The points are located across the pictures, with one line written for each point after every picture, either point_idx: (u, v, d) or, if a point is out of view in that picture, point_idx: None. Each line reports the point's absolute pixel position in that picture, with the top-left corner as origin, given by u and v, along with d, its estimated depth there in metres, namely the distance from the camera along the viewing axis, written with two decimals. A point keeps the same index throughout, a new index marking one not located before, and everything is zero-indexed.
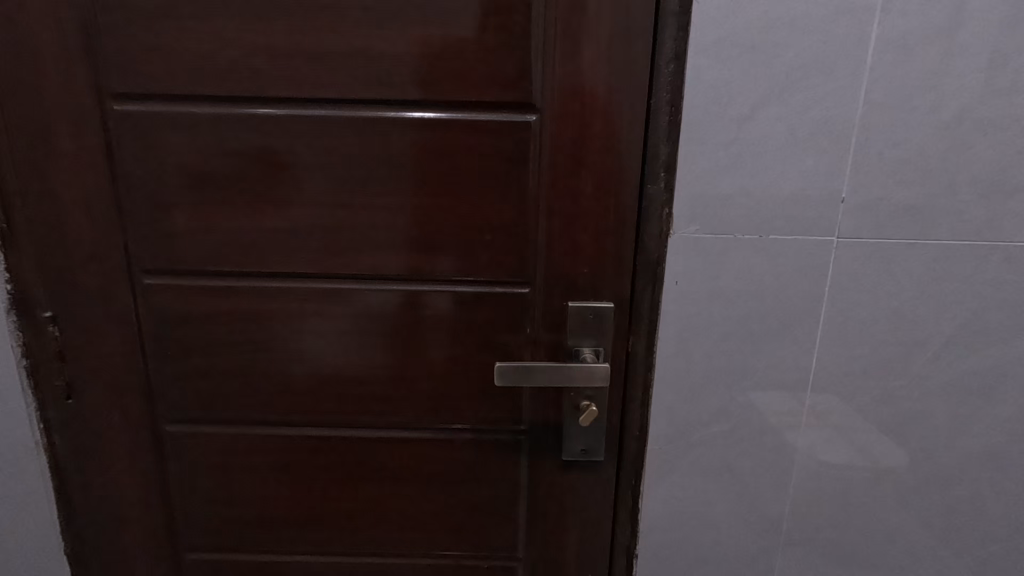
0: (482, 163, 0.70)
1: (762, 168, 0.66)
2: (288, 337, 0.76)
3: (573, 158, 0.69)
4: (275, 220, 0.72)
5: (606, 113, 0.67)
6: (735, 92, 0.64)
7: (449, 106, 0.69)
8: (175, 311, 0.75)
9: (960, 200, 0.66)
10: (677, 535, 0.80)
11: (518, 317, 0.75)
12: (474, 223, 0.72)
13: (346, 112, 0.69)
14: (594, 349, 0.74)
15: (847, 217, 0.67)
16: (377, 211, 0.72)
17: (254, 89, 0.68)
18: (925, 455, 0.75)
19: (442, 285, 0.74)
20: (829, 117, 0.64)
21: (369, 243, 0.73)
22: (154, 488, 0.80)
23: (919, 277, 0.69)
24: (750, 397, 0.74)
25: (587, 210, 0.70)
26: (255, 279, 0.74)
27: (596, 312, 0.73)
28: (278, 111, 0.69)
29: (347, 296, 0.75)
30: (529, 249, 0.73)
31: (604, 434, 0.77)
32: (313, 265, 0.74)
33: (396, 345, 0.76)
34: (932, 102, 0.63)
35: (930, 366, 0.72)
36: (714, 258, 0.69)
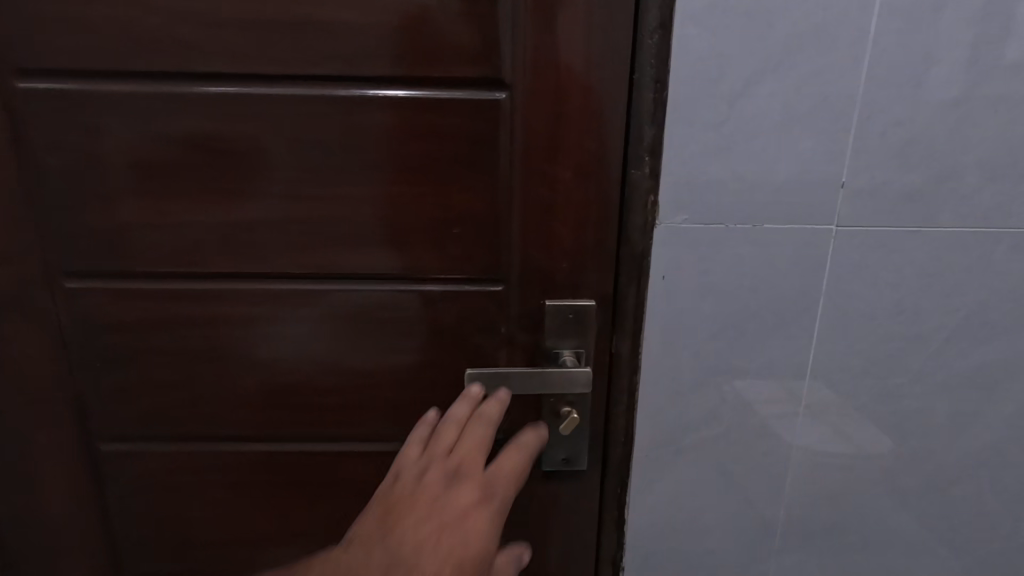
0: (449, 148, 0.63)
1: (756, 150, 0.60)
2: (236, 343, 0.69)
3: (548, 141, 0.62)
4: (219, 215, 0.65)
5: (585, 91, 0.61)
6: (726, 66, 0.58)
7: (409, 84, 0.62)
8: (108, 318, 0.67)
9: (967, 184, 0.61)
10: (666, 544, 0.75)
11: (491, 317, 0.69)
12: (443, 215, 0.65)
13: (295, 91, 0.61)
14: (575, 351, 0.69)
15: (847, 204, 0.62)
16: (332, 202, 0.65)
17: (186, 65, 0.60)
18: (926, 455, 0.71)
19: (410, 284, 0.68)
20: (828, 93, 0.58)
21: (327, 239, 0.66)
22: (96, 512, 0.73)
23: (923, 267, 0.64)
24: (744, 398, 0.69)
25: (565, 198, 0.64)
26: (199, 280, 0.67)
27: (577, 310, 0.67)
28: (214, 89, 0.61)
29: (303, 297, 0.68)
30: (503, 243, 0.66)
31: (587, 441, 0.72)
32: (262, 264, 0.66)
33: (359, 350, 0.69)
34: (939, 76, 0.58)
35: (932, 362, 0.67)
36: (704, 250, 0.63)
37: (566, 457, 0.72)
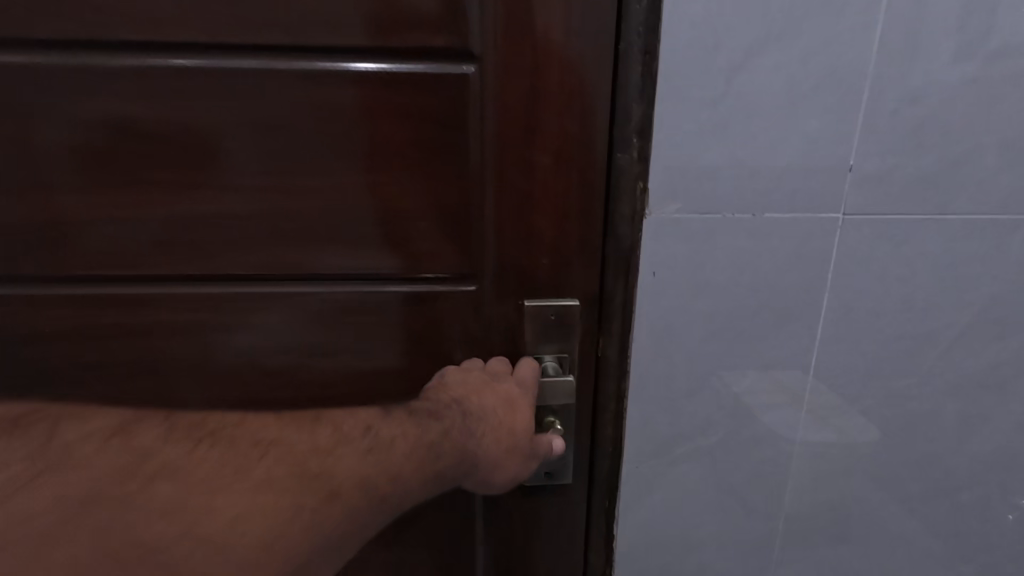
0: (412, 131, 0.56)
1: (756, 131, 0.54)
2: (175, 355, 0.61)
3: (524, 121, 0.55)
4: (147, 209, 0.57)
5: (565, 65, 0.54)
6: (724, 35, 0.51)
7: (363, 57, 0.54)
8: (27, 326, 0.59)
9: (985, 167, 0.55)
10: (657, 560, 0.70)
11: (464, 320, 0.62)
12: (409, 207, 0.58)
13: (231, 66, 0.53)
14: (557, 356, 0.63)
15: (855, 190, 0.56)
16: (279, 193, 0.57)
17: (99, 34, 0.52)
18: (934, 459, 0.66)
19: (372, 285, 0.60)
20: (836, 65, 0.52)
21: (275, 235, 0.58)
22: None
23: (935, 259, 0.58)
24: (741, 404, 0.64)
25: (544, 186, 0.57)
26: (129, 283, 0.59)
27: (559, 311, 0.61)
28: (133, 62, 0.53)
29: (251, 301, 0.60)
30: (476, 238, 0.59)
31: (571, 453, 0.66)
32: (201, 264, 0.59)
33: (317, 359, 0.62)
34: (958, 46, 0.52)
35: (942, 361, 0.62)
36: (699, 243, 0.57)
37: (548, 472, 0.66)
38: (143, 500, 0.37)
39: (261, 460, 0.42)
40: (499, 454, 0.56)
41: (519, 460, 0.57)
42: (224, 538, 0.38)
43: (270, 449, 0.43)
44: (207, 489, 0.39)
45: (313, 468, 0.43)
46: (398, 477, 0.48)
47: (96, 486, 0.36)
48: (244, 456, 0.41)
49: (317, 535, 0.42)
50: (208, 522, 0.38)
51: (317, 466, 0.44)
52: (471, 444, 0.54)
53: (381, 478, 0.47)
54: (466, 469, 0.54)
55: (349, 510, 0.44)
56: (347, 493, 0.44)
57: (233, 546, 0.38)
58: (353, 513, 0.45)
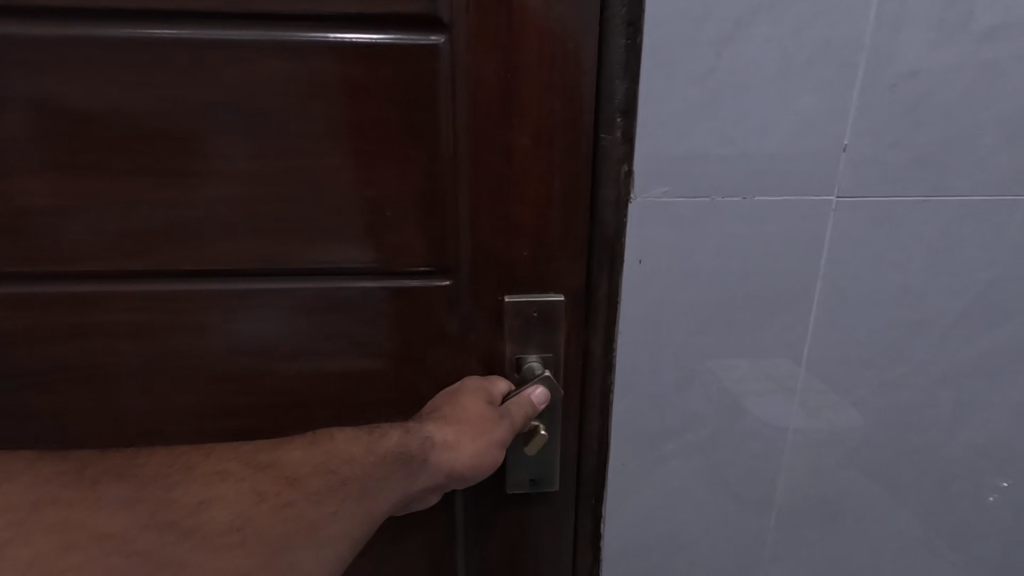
0: (379, 112, 0.51)
1: (747, 109, 0.50)
2: (122, 359, 0.56)
3: (499, 97, 0.51)
4: (87, 198, 0.52)
5: (543, 38, 0.50)
6: (712, 4, 0.48)
7: (321, 26, 0.49)
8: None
9: (983, 146, 0.53)
10: (645, 560, 0.67)
11: (438, 316, 0.58)
12: (376, 196, 0.53)
13: (174, 40, 0.48)
14: (542, 357, 0.59)
15: (849, 172, 0.53)
16: (231, 179, 0.52)
17: (29, 9, 0.47)
18: (927, 449, 0.64)
19: (338, 279, 0.56)
20: (831, 37, 0.49)
21: (229, 226, 0.53)
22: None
23: (931, 243, 0.56)
24: (731, 397, 0.61)
25: (523, 170, 0.53)
26: (69, 282, 0.54)
27: (542, 308, 0.58)
28: (66, 33, 0.48)
29: (205, 301, 0.55)
30: (451, 229, 0.55)
31: (558, 461, 0.63)
32: (148, 259, 0.54)
33: (279, 360, 0.58)
34: (957, 17, 0.49)
35: (936, 349, 0.60)
36: (687, 228, 0.54)
37: (533, 479, 0.63)
38: (103, 496, 0.43)
39: (210, 458, 0.49)
40: (446, 432, 0.54)
41: (478, 430, 0.55)
42: (192, 523, 0.45)
43: (219, 449, 0.50)
44: (161, 487, 0.45)
45: (264, 460, 0.50)
46: (348, 459, 0.51)
47: (57, 490, 0.42)
48: (193, 457, 0.48)
49: (284, 515, 0.48)
50: (173, 510, 0.45)
51: (269, 458, 0.50)
52: (412, 428, 0.54)
53: (331, 460, 0.51)
54: (418, 449, 0.53)
55: (306, 493, 0.49)
56: (304, 477, 0.50)
57: (205, 526, 0.45)
58: (313, 497, 0.49)
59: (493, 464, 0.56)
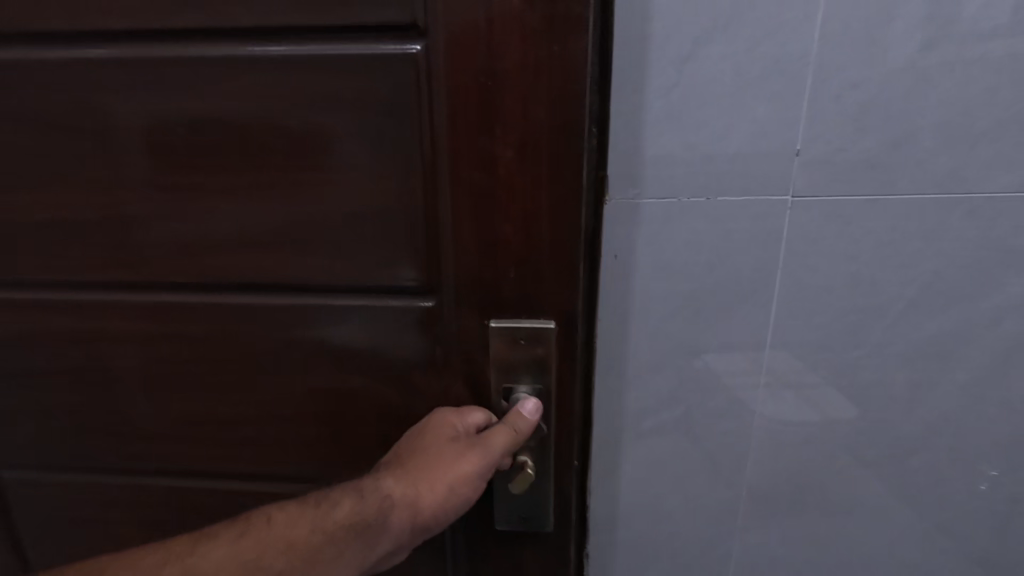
0: (369, 125, 0.55)
1: (709, 118, 0.57)
2: (164, 345, 0.65)
3: (480, 110, 0.54)
4: (133, 206, 0.60)
5: (519, 55, 0.52)
6: (673, 26, 0.54)
7: (316, 40, 0.54)
8: (40, 324, 0.65)
9: (923, 148, 0.59)
10: (626, 530, 0.74)
11: (427, 319, 0.61)
12: (367, 206, 0.58)
13: (198, 64, 0.55)
14: (532, 387, 0.61)
15: (802, 173, 0.59)
16: (246, 189, 0.58)
17: (84, 48, 0.56)
18: (885, 426, 0.70)
19: (335, 284, 0.61)
20: (782, 53, 0.55)
21: (244, 230, 0.60)
22: (56, 512, 0.74)
23: (879, 237, 0.62)
24: (702, 377, 0.67)
25: (507, 181, 0.56)
26: (121, 286, 0.63)
27: (528, 334, 0.60)
28: (115, 61, 0.56)
29: (230, 308, 0.63)
30: (437, 239, 0.58)
31: (548, 498, 0.66)
32: (184, 261, 0.62)
33: (289, 353, 0.64)
34: (895, 34, 0.55)
35: (890, 334, 0.66)
36: (658, 227, 0.60)
37: (524, 518, 0.66)
38: None
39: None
40: (406, 487, 0.56)
41: (441, 477, 0.57)
42: None
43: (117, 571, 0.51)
44: None
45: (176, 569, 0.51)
46: (283, 546, 0.54)
47: None
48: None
49: None
50: None
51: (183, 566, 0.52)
52: (368, 491, 0.56)
53: (264, 551, 0.54)
54: (374, 512, 0.55)
55: None
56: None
57: None
58: None
59: (466, 498, 0.58)
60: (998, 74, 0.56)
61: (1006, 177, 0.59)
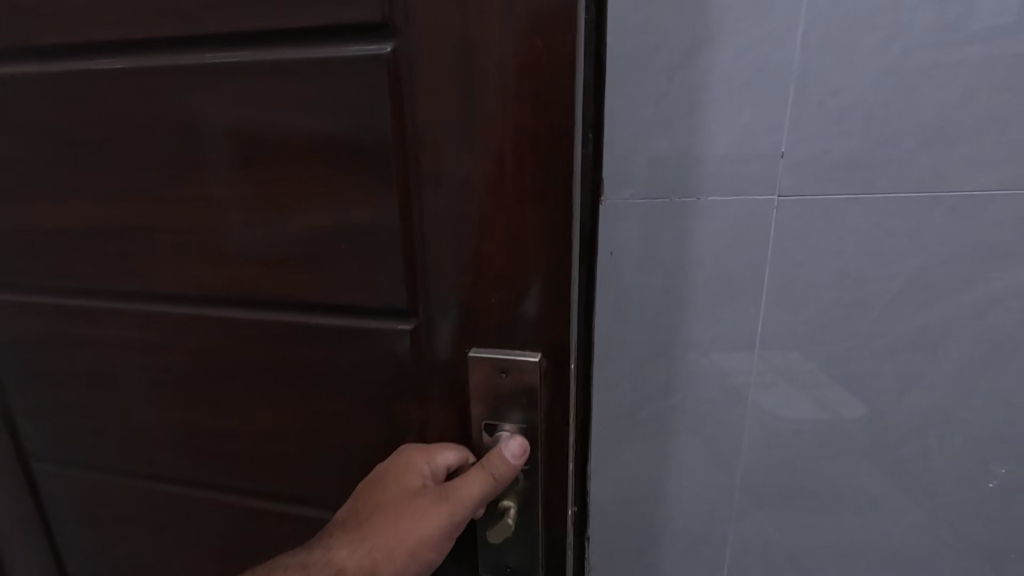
0: (340, 135, 0.50)
1: (697, 123, 0.60)
2: (168, 355, 0.66)
3: (459, 118, 0.46)
4: (131, 218, 0.60)
5: (502, 53, 0.43)
6: (663, 39, 0.58)
7: (281, 45, 0.49)
8: (66, 327, 0.69)
9: (903, 149, 0.62)
10: (625, 516, 0.78)
11: (402, 347, 0.55)
12: (343, 223, 0.52)
13: (178, 74, 0.53)
14: (518, 424, 0.54)
15: (788, 174, 0.62)
16: (228, 204, 0.56)
17: (77, 64, 0.56)
18: (875, 416, 0.73)
19: (314, 307, 0.57)
20: (766, 63, 0.59)
21: (227, 247, 0.58)
22: (92, 501, 0.79)
23: (864, 233, 0.65)
24: (696, 368, 0.71)
25: (487, 200, 0.48)
26: (125, 297, 0.65)
27: (511, 366, 0.52)
28: (106, 73, 0.55)
29: (220, 322, 0.61)
30: (415, 261, 0.52)
31: (538, 547, 0.58)
32: (177, 274, 0.61)
33: (277, 371, 0.61)
34: (874, 43, 0.58)
35: (877, 327, 0.69)
36: (652, 225, 0.64)
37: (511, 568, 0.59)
38: None
39: None
40: (361, 556, 0.52)
41: (399, 538, 0.52)
42: None
43: None
44: None
45: None
46: None
47: None
48: None
49: None
50: None
51: None
52: (320, 563, 0.54)
53: None
54: None
55: None
56: None
57: None
58: None
59: (437, 552, 0.53)
60: (975, 79, 0.59)
61: (985, 176, 0.62)
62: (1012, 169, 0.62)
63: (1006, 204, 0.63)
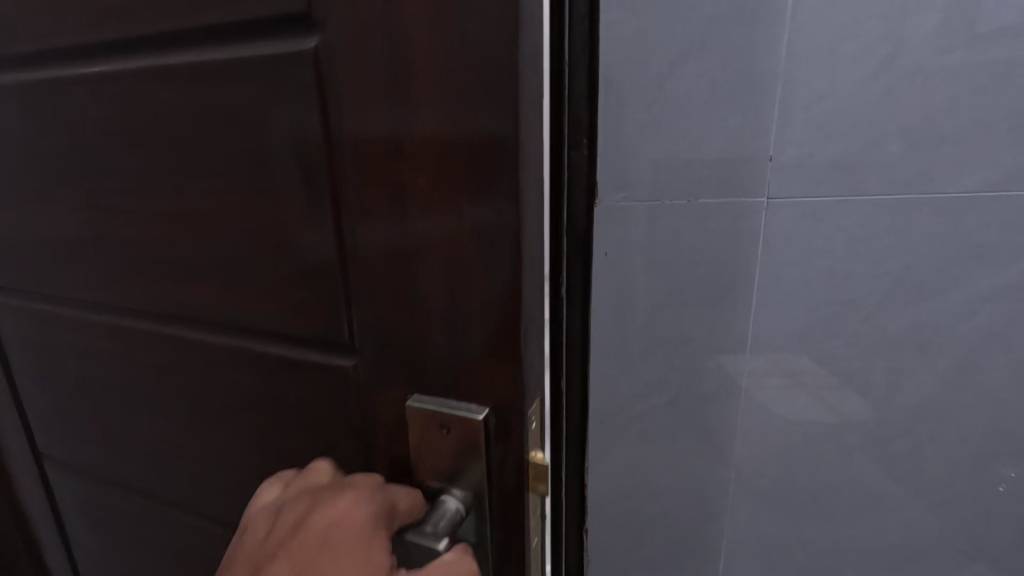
0: (268, 140, 0.40)
1: (686, 129, 0.63)
2: (127, 375, 0.61)
3: (391, 124, 0.34)
4: (88, 230, 0.56)
5: (435, 48, 0.31)
6: (652, 49, 0.61)
7: (209, 41, 0.41)
8: (47, 341, 0.67)
9: (889, 153, 0.64)
10: (625, 508, 0.80)
11: (338, 395, 0.44)
12: (273, 243, 0.43)
13: (114, 79, 0.47)
14: (468, 491, 0.40)
15: (776, 176, 0.65)
16: (170, 218, 0.49)
17: (26, 64, 0.52)
18: (867, 412, 0.75)
19: (252, 340, 0.48)
20: (752, 70, 0.61)
21: (170, 266, 0.51)
22: (84, 510, 0.78)
23: (851, 234, 0.67)
24: (690, 364, 0.73)
25: (428, 230, 0.35)
26: (86, 307, 0.60)
27: (455, 423, 0.38)
28: (52, 77, 0.50)
29: (169, 345, 0.55)
30: (343, 298, 0.41)
31: None
32: (129, 292, 0.56)
33: (223, 407, 0.54)
34: (856, 51, 0.61)
35: (866, 325, 0.71)
36: (645, 226, 0.66)
37: None
38: None
39: None
40: None
41: None
42: None
43: None
44: None
45: None
46: None
47: None
48: None
49: None
50: None
51: None
52: None
53: None
54: None
55: None
56: None
57: None
58: None
59: None
60: (956, 85, 0.61)
61: (968, 178, 0.64)
62: (995, 171, 0.64)
63: (990, 205, 0.65)
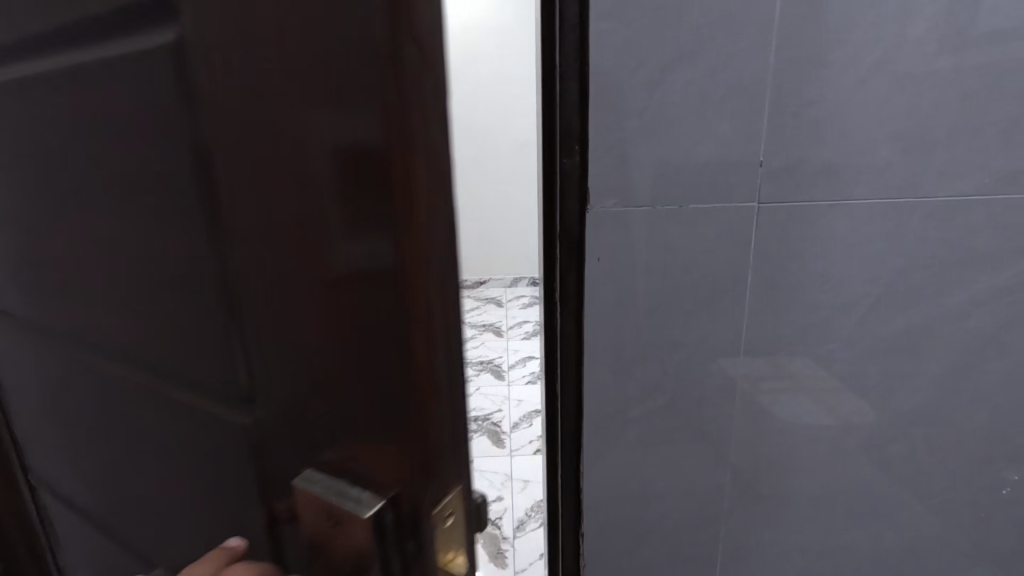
0: (197, 186, 0.41)
1: (677, 135, 0.63)
2: (95, 386, 0.60)
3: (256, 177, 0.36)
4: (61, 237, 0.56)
5: (340, 136, 0.31)
6: (642, 56, 0.61)
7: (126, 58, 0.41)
8: (33, 350, 0.67)
9: (880, 157, 0.64)
10: (621, 511, 0.80)
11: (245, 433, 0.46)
12: (185, 281, 0.46)
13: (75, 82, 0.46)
14: None
15: (767, 181, 0.65)
16: (105, 250, 0.52)
17: (10, 70, 0.52)
18: (862, 416, 0.75)
19: (173, 373, 0.51)
20: (742, 76, 0.62)
21: (111, 294, 0.53)
22: (66, 522, 0.77)
23: (844, 239, 0.67)
24: (684, 369, 0.73)
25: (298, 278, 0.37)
26: (65, 317, 0.60)
27: (341, 516, 0.39)
28: (25, 79, 0.50)
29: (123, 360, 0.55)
30: (240, 338, 0.43)
31: None
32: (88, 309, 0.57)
33: (164, 430, 0.54)
34: (846, 57, 0.61)
35: (860, 329, 0.71)
36: (639, 230, 0.67)
37: None
38: None
39: None
40: None
41: None
42: None
43: None
44: None
45: None
46: None
47: None
48: None
49: None
50: None
51: None
52: None
53: None
54: None
55: None
56: None
57: None
58: None
59: None
60: (946, 90, 0.61)
61: (960, 182, 0.64)
62: (986, 175, 0.64)
63: (982, 210, 0.65)
